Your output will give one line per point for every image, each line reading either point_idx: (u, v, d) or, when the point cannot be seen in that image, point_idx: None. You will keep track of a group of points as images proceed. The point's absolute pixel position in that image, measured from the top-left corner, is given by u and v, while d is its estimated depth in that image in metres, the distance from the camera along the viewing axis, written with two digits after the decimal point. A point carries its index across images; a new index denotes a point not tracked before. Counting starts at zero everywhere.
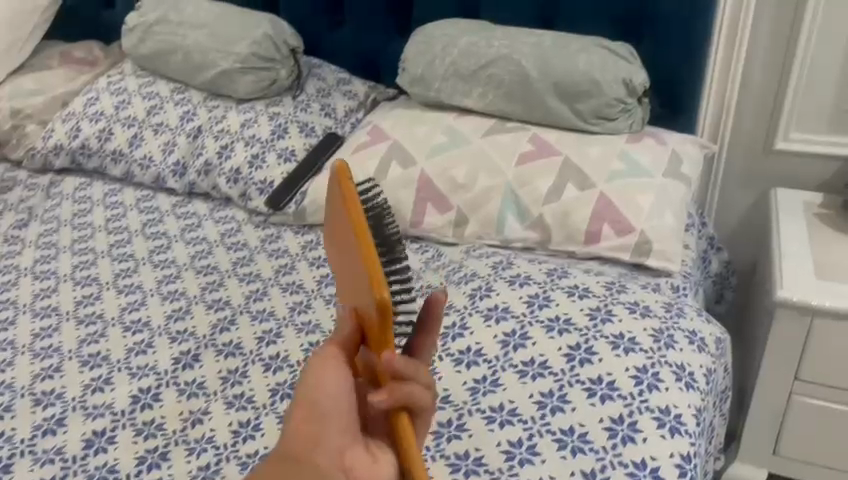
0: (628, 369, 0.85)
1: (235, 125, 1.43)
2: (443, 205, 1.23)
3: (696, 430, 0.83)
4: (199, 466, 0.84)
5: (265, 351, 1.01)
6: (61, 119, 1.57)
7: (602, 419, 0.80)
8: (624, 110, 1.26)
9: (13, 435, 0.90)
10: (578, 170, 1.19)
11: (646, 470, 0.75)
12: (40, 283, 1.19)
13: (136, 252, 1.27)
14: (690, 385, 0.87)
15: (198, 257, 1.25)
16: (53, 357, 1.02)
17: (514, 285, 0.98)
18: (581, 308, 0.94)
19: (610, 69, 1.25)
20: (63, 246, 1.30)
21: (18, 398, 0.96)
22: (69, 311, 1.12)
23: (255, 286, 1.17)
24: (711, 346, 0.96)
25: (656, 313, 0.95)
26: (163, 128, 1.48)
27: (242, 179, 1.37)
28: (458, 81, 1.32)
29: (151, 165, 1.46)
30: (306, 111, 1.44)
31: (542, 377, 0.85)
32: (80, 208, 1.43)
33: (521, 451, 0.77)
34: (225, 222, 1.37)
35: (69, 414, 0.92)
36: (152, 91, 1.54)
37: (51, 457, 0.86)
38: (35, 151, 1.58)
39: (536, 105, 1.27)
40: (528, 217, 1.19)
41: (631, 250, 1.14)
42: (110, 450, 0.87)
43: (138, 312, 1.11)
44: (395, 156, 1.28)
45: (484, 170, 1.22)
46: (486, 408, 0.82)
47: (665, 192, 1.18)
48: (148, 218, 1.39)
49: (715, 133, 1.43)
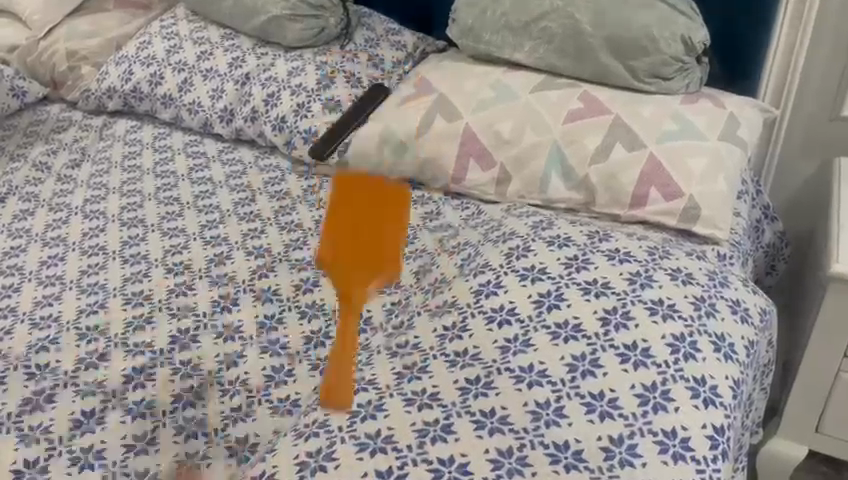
0: (665, 337, 0.82)
1: (283, 72, 1.42)
2: (486, 161, 1.21)
3: (732, 403, 0.81)
4: (232, 408, 0.87)
5: (302, 300, 1.03)
6: (115, 63, 1.59)
7: (634, 385, 0.77)
8: (681, 69, 1.21)
9: (59, 367, 0.93)
10: (628, 129, 1.15)
11: (675, 439, 0.74)
12: (89, 223, 1.22)
13: (182, 196, 1.29)
14: (729, 356, 0.85)
15: (241, 204, 1.27)
16: (99, 293, 1.05)
17: (553, 247, 0.96)
18: (620, 272, 0.91)
19: (669, 25, 1.20)
20: (113, 188, 1.32)
21: (64, 331, 0.99)
22: (115, 250, 1.15)
23: (296, 235, 1.19)
24: (755, 317, 0.93)
25: (698, 281, 0.92)
26: (212, 74, 1.48)
27: (287, 127, 1.37)
28: (509, 34, 1.29)
29: (200, 110, 1.47)
30: (353, 62, 1.44)
31: (574, 340, 0.82)
32: (130, 151, 1.46)
33: (548, 412, 0.75)
34: (270, 170, 1.38)
35: (111, 350, 0.95)
36: (203, 37, 1.54)
37: (92, 389, 0.89)
38: (90, 92, 1.61)
39: (587, 60, 1.23)
40: (572, 176, 1.16)
41: (678, 215, 1.09)
42: (148, 386, 0.89)
43: (180, 255, 1.13)
44: (440, 109, 1.26)
45: (530, 127, 1.19)
46: (515, 367, 0.80)
47: (718, 156, 1.13)
48: (195, 163, 1.41)
49: (778, 97, 1.37)
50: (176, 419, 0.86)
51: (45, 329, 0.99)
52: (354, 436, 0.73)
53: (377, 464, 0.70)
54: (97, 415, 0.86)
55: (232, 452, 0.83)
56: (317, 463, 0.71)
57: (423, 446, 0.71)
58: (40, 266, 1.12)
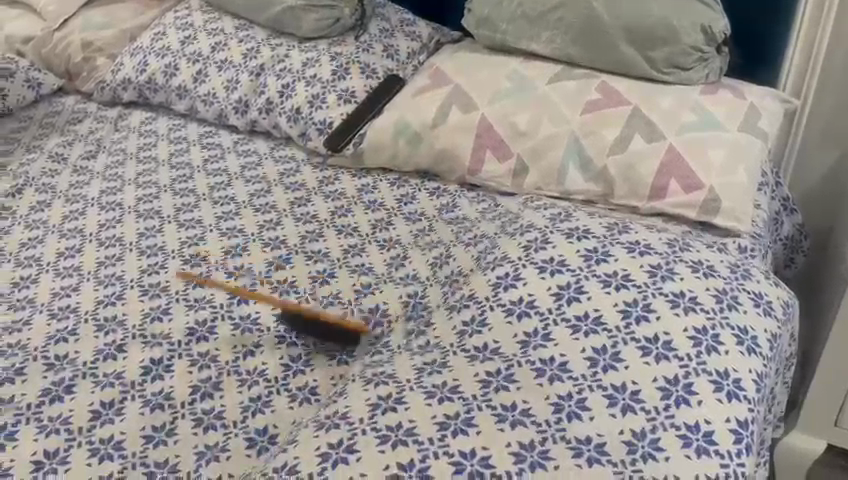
0: (687, 329, 0.82)
1: (297, 64, 1.42)
2: (503, 152, 1.20)
3: (756, 397, 0.80)
4: (251, 397, 0.88)
5: (319, 292, 1.04)
6: (130, 54, 1.59)
7: (656, 379, 0.77)
8: (700, 59, 1.20)
9: (77, 358, 0.93)
10: (647, 120, 1.14)
11: (698, 433, 0.73)
12: (105, 214, 1.22)
13: (198, 188, 1.29)
14: (753, 349, 0.84)
15: (256, 195, 1.27)
16: (116, 285, 1.06)
17: (572, 239, 0.95)
18: (640, 264, 0.90)
19: (688, 15, 1.19)
20: (128, 179, 1.32)
21: (82, 322, 0.99)
22: (132, 241, 1.15)
23: (312, 226, 1.19)
24: (778, 310, 0.92)
25: (720, 274, 0.91)
26: (227, 65, 1.48)
27: (302, 118, 1.37)
28: (525, 23, 1.28)
29: (214, 101, 1.47)
30: (368, 52, 1.43)
31: (595, 333, 0.81)
32: (146, 142, 1.46)
33: (570, 404, 0.74)
34: (285, 161, 1.37)
35: (129, 341, 0.95)
36: (217, 28, 1.54)
37: (111, 381, 0.90)
38: (105, 84, 1.60)
39: (605, 50, 1.21)
40: (590, 168, 1.14)
41: (698, 207, 1.08)
42: (166, 377, 0.90)
43: (197, 246, 1.13)
44: (456, 100, 1.25)
45: (548, 118, 1.18)
46: (536, 360, 0.79)
47: (739, 148, 1.12)
48: (210, 154, 1.41)
49: (798, 89, 1.35)
50: (194, 410, 0.86)
51: (64, 319, 0.99)
52: (375, 428, 0.72)
53: (398, 457, 0.69)
54: (116, 407, 0.86)
55: (251, 444, 0.82)
56: (338, 454, 0.69)
57: (445, 439, 0.70)
58: (57, 257, 1.12)
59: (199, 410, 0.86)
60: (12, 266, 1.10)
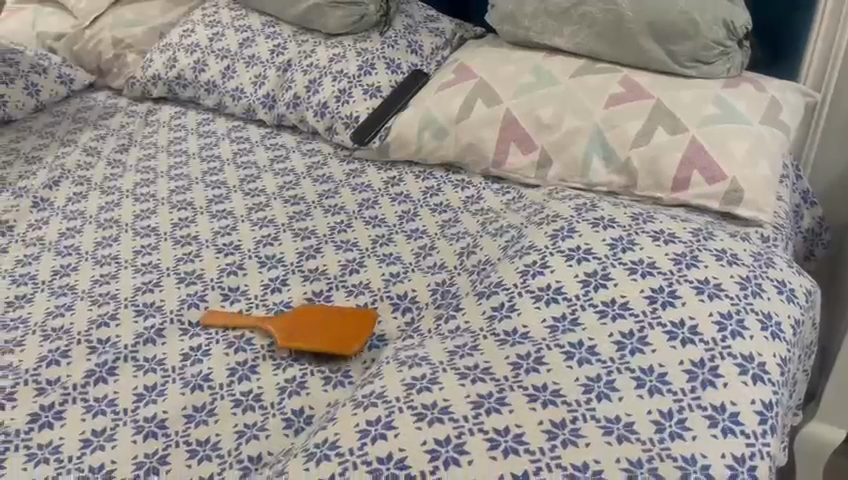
0: (712, 314, 0.84)
1: (324, 59, 1.44)
2: (527, 145, 1.23)
3: (780, 380, 0.82)
4: (286, 379, 0.91)
5: (349, 279, 1.07)
6: (159, 50, 1.63)
7: (682, 362, 0.79)
8: (722, 53, 1.22)
9: (118, 341, 0.97)
10: (669, 113, 1.16)
11: (725, 414, 0.75)
12: (139, 205, 1.26)
13: (228, 180, 1.32)
14: (777, 335, 0.86)
15: (286, 188, 1.30)
16: (153, 273, 1.09)
17: (597, 228, 0.97)
18: (666, 252, 0.92)
19: (710, 9, 1.20)
20: (160, 172, 1.36)
21: (122, 307, 1.02)
22: (166, 232, 1.18)
23: (340, 217, 1.22)
24: (800, 298, 0.94)
25: (744, 262, 0.93)
26: (254, 61, 1.51)
27: (329, 113, 1.40)
28: (549, 19, 1.31)
29: (242, 96, 1.50)
30: (393, 47, 1.46)
31: (622, 318, 0.84)
32: (176, 136, 1.49)
33: (599, 386, 0.77)
34: (312, 155, 1.41)
35: (167, 326, 0.99)
36: (245, 25, 1.57)
37: (152, 366, 0.93)
38: (135, 80, 1.64)
39: (628, 45, 1.24)
40: (614, 160, 1.16)
41: (721, 198, 1.09)
42: (204, 361, 0.93)
43: (230, 236, 1.17)
44: (481, 94, 1.28)
45: (571, 111, 1.21)
46: (565, 344, 0.82)
47: (761, 140, 1.13)
48: (240, 147, 1.44)
49: (818, 82, 1.36)
50: (232, 392, 0.89)
51: (104, 305, 1.03)
52: (411, 406, 0.75)
53: (435, 433, 0.71)
54: (158, 389, 0.90)
55: (288, 424, 0.85)
56: (376, 431, 0.72)
57: (479, 417, 0.73)
58: (95, 246, 1.16)
59: (236, 392, 0.89)
60: (53, 255, 1.14)
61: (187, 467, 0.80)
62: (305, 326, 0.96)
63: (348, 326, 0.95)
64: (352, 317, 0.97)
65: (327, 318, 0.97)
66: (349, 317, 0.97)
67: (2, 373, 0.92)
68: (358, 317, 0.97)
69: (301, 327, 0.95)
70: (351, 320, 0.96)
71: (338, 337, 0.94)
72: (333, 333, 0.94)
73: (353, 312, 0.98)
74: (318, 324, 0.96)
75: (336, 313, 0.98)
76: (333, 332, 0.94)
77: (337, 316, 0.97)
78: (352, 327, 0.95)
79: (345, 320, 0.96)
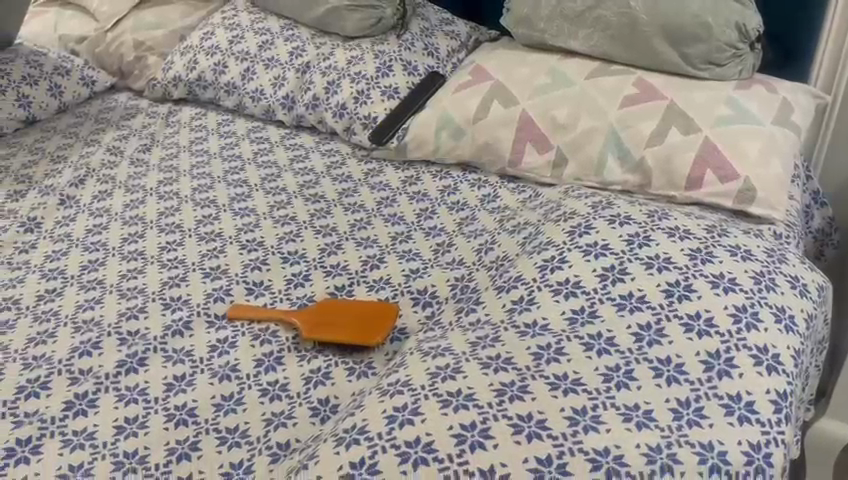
0: (727, 308, 0.86)
1: (343, 61, 1.47)
2: (543, 145, 1.25)
3: (793, 371, 0.84)
4: (312, 370, 0.94)
5: (370, 275, 1.10)
6: (180, 53, 1.66)
7: (698, 353, 0.81)
8: (735, 55, 1.24)
9: (148, 333, 0.99)
10: (683, 113, 1.19)
11: (740, 403, 0.78)
12: (164, 203, 1.29)
13: (250, 179, 1.35)
14: (790, 327, 0.88)
15: (306, 187, 1.33)
16: (179, 268, 1.12)
17: (614, 225, 0.99)
18: (682, 248, 0.95)
19: (723, 12, 1.23)
20: (183, 171, 1.39)
21: (150, 301, 1.05)
22: (190, 229, 1.21)
23: (360, 215, 1.24)
24: (813, 293, 0.96)
25: (758, 258, 0.95)
26: (273, 62, 1.54)
27: (347, 113, 1.43)
28: (564, 22, 1.33)
29: (262, 97, 1.53)
30: (410, 50, 1.49)
31: (640, 310, 0.86)
32: (197, 136, 1.53)
33: (619, 375, 0.79)
34: (331, 154, 1.43)
35: (194, 319, 1.02)
36: (264, 27, 1.60)
37: (181, 357, 0.96)
38: (156, 81, 1.68)
39: (642, 47, 1.26)
40: (628, 159, 1.19)
41: (734, 196, 1.12)
42: (231, 352, 0.96)
43: (253, 233, 1.19)
44: (497, 95, 1.31)
45: (586, 112, 1.23)
46: (584, 335, 0.84)
47: (773, 140, 1.16)
48: (260, 147, 1.47)
49: (829, 84, 1.38)
50: (259, 382, 0.92)
51: (132, 299, 1.06)
52: (437, 393, 0.77)
53: (461, 419, 0.74)
54: (188, 379, 0.92)
55: (315, 412, 0.88)
56: (403, 417, 0.75)
57: (503, 403, 0.75)
58: (121, 242, 1.19)
59: (263, 382, 0.92)
60: (80, 251, 1.17)
61: (217, 453, 0.82)
62: (329, 319, 0.98)
63: (370, 319, 0.98)
64: (374, 311, 0.99)
65: (350, 311, 1.00)
66: (372, 311, 1.00)
67: (36, 363, 0.95)
68: (380, 310, 1.00)
69: (325, 319, 0.98)
70: (374, 313, 0.99)
71: (361, 328, 0.96)
72: (356, 325, 0.97)
73: (375, 306, 1.01)
74: (341, 317, 0.98)
75: (359, 306, 1.01)
76: (356, 325, 0.97)
77: (359, 310, 1.00)
78: (375, 319, 0.98)
79: (368, 313, 0.99)
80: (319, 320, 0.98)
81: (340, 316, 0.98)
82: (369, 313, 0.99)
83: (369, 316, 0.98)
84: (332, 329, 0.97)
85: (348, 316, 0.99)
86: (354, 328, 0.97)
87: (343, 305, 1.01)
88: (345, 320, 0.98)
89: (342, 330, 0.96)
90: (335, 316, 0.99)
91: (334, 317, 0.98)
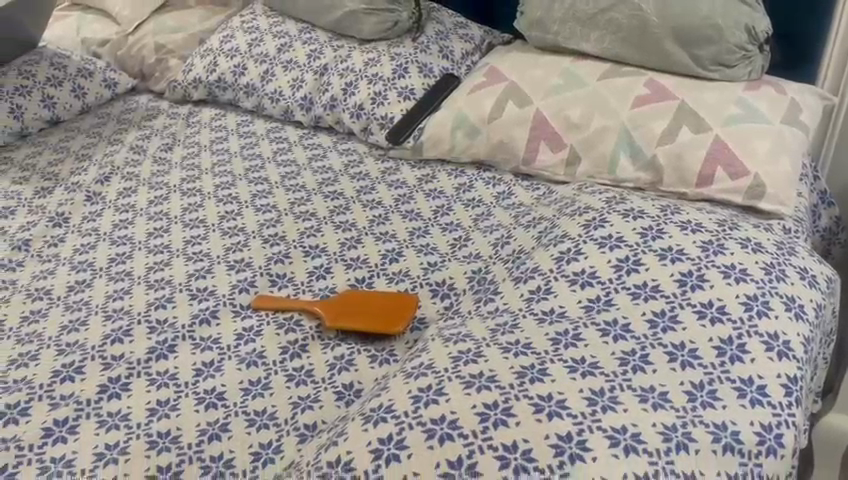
0: (739, 296, 0.89)
1: (360, 63, 1.51)
2: (556, 143, 1.29)
3: (803, 357, 0.87)
4: (335, 357, 0.97)
5: (389, 268, 1.13)
6: (200, 55, 1.70)
7: (711, 339, 0.84)
8: (744, 56, 1.27)
9: (176, 322, 1.03)
10: (694, 113, 1.22)
11: (752, 386, 0.80)
12: (188, 199, 1.32)
13: (270, 177, 1.39)
14: (799, 316, 0.91)
15: (325, 184, 1.36)
16: (204, 260, 1.15)
17: (628, 218, 1.03)
18: (694, 240, 0.98)
19: (732, 15, 1.26)
20: (205, 169, 1.42)
21: (177, 292, 1.08)
22: (214, 224, 1.25)
23: (379, 211, 1.28)
24: (822, 284, 0.99)
25: (768, 250, 0.98)
26: (292, 65, 1.58)
27: (365, 114, 1.47)
28: (577, 24, 1.37)
29: (281, 98, 1.57)
30: (426, 52, 1.53)
31: (654, 299, 0.89)
32: (217, 136, 1.57)
33: (635, 359, 0.82)
34: (348, 154, 1.47)
35: (220, 308, 1.05)
36: (282, 30, 1.64)
37: (209, 345, 0.99)
38: (177, 83, 1.72)
39: (653, 49, 1.29)
40: (640, 157, 1.22)
41: (743, 192, 1.15)
42: (257, 340, 0.99)
43: (274, 228, 1.23)
44: (512, 96, 1.34)
45: (599, 112, 1.26)
46: (601, 322, 0.87)
47: (782, 138, 1.19)
48: (279, 147, 1.51)
49: (837, 85, 1.42)
50: (285, 368, 0.95)
51: (160, 290, 1.09)
52: (459, 375, 0.80)
53: (483, 399, 0.77)
54: (216, 365, 0.95)
55: (339, 396, 0.91)
56: (428, 397, 0.78)
57: (524, 384, 0.78)
58: (148, 236, 1.22)
59: (289, 368, 0.95)
60: (108, 244, 1.21)
61: (247, 434, 0.85)
62: (351, 308, 1.01)
63: (392, 309, 1.01)
64: (396, 301, 1.02)
65: (372, 301, 1.03)
66: (394, 301, 1.03)
67: (69, 349, 0.98)
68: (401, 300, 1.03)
69: (348, 309, 1.01)
70: (396, 303, 1.02)
71: (383, 318, 0.99)
72: (378, 314, 1.00)
73: (398, 296, 1.04)
74: (364, 307, 1.02)
75: (381, 296, 1.04)
76: (378, 314, 1.00)
77: (382, 300, 1.03)
78: (397, 309, 1.01)
79: (390, 303, 1.02)
80: (343, 309, 1.01)
81: (363, 306, 1.02)
82: (391, 304, 1.02)
83: (391, 306, 1.01)
84: (355, 318, 1.00)
85: (370, 306, 1.02)
86: (376, 318, 1.00)
87: (366, 296, 1.04)
88: (368, 310, 1.01)
89: (364, 319, 1.00)
90: (358, 306, 1.02)
91: (357, 307, 1.02)
